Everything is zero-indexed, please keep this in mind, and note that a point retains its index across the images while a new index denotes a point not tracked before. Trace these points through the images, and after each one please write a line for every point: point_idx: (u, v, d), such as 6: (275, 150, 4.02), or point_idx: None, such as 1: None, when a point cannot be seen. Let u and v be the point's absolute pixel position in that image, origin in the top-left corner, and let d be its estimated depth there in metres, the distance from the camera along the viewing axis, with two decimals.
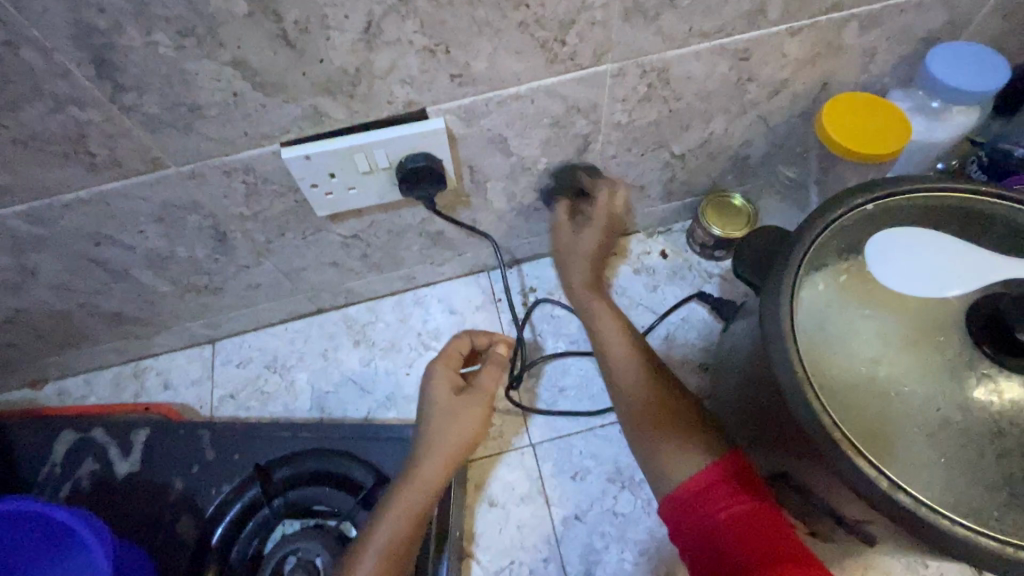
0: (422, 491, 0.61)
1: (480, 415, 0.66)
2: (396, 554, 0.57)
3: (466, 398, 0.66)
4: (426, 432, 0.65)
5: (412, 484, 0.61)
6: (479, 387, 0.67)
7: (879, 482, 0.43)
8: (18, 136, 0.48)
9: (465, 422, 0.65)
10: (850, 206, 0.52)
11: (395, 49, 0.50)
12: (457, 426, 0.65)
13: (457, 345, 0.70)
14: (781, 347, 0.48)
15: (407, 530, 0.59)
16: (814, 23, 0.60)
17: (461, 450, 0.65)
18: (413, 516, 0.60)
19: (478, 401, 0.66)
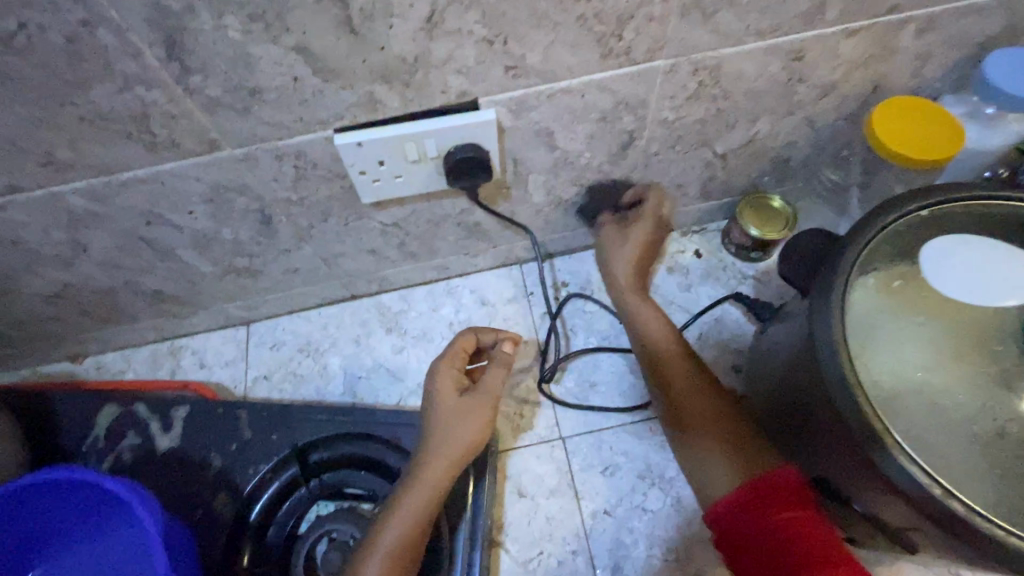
0: (427, 495, 0.60)
1: (486, 417, 0.64)
2: (400, 559, 0.57)
3: (467, 402, 0.65)
4: (430, 435, 0.64)
5: (417, 488, 0.60)
6: (484, 388, 0.66)
7: (932, 489, 0.43)
8: (86, 114, 0.49)
9: (471, 423, 0.64)
10: (904, 212, 0.51)
11: (454, 39, 0.50)
12: (461, 428, 0.63)
13: (460, 346, 0.68)
14: (831, 351, 0.48)
15: (413, 535, 0.58)
16: (871, 24, 0.59)
17: (467, 452, 0.63)
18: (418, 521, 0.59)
19: (481, 404, 0.65)
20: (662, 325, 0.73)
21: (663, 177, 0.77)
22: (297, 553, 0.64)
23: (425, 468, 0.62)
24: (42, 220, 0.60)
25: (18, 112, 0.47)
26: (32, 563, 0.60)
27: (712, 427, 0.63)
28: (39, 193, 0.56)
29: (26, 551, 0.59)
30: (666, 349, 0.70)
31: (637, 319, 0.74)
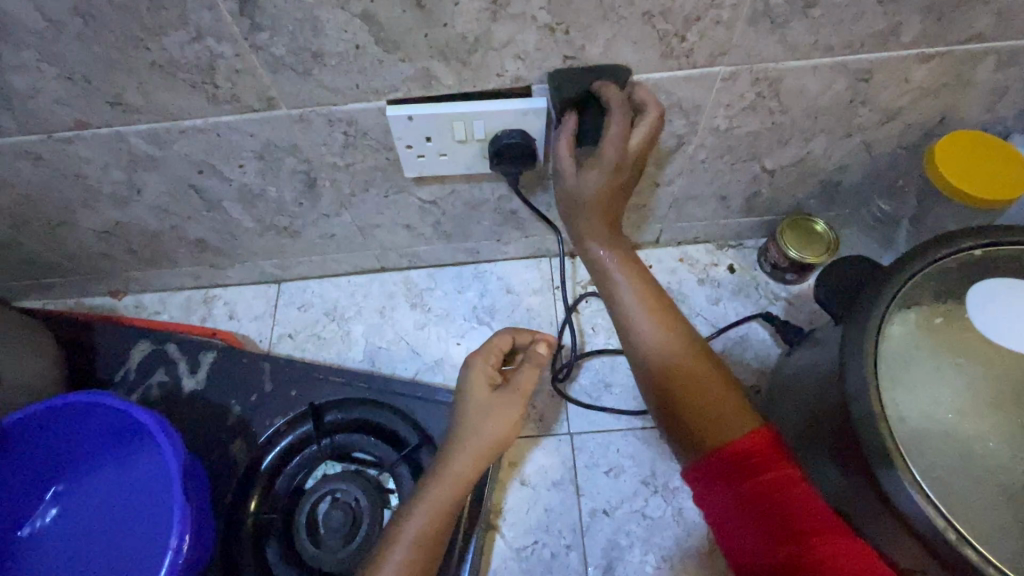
0: (451, 491, 0.60)
1: (513, 414, 0.63)
2: (423, 552, 0.57)
3: (498, 399, 0.64)
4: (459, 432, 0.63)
5: (441, 484, 0.60)
6: (517, 387, 0.64)
7: (946, 533, 0.42)
8: (157, 59, 0.51)
9: (500, 420, 0.63)
10: (959, 247, 0.50)
11: (517, 23, 0.50)
12: (487, 426, 0.62)
13: (498, 346, 0.67)
14: (860, 383, 0.47)
15: (440, 524, 0.59)
16: (947, 51, 0.56)
17: (493, 451, 0.62)
18: (443, 511, 0.59)
19: (512, 403, 0.63)
20: (650, 311, 0.59)
21: (706, 187, 0.76)
22: (301, 507, 0.66)
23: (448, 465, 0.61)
24: (104, 157, 0.62)
25: (94, 51, 0.50)
26: (56, 479, 0.62)
27: (722, 430, 0.52)
28: (104, 131, 0.59)
29: (55, 466, 0.62)
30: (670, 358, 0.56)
31: (615, 293, 0.60)
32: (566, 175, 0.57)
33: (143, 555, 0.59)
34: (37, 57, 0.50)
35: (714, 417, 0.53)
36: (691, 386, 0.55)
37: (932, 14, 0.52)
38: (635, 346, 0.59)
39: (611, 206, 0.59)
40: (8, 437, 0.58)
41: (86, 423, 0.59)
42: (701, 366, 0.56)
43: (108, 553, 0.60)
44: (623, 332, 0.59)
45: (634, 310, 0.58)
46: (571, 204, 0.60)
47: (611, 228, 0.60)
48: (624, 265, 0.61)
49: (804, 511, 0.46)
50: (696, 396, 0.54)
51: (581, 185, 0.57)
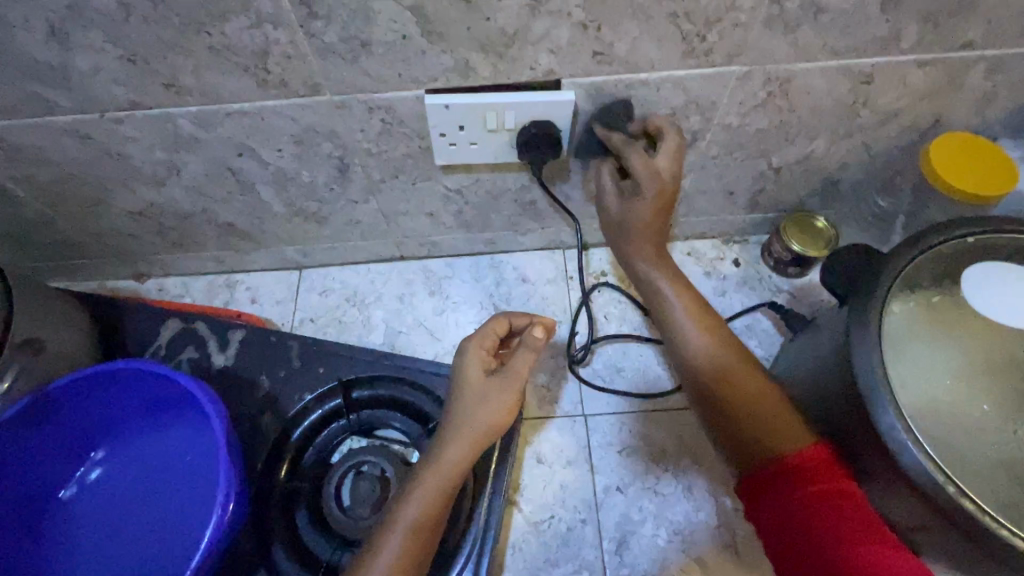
0: (446, 476, 0.61)
1: (507, 401, 0.63)
2: (421, 535, 0.58)
3: (488, 387, 0.64)
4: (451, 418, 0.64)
5: (435, 469, 0.61)
6: (509, 374, 0.64)
7: (946, 486, 0.47)
8: (215, 43, 0.54)
9: (493, 405, 0.63)
10: (953, 235, 0.55)
11: (553, 19, 0.54)
12: (478, 410, 0.63)
13: (490, 334, 0.67)
14: (867, 356, 0.52)
15: (435, 508, 0.59)
16: (942, 58, 0.62)
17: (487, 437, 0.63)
18: (438, 496, 0.60)
19: (506, 389, 0.64)
20: (719, 347, 0.65)
21: (716, 182, 0.81)
22: (329, 478, 0.68)
23: (441, 451, 0.62)
24: (150, 137, 0.65)
25: (157, 33, 0.53)
26: (100, 442, 0.67)
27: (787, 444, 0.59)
28: (154, 112, 0.62)
29: (99, 431, 0.67)
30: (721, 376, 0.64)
31: (666, 303, 0.69)
32: (614, 203, 0.69)
33: (193, 509, 0.64)
34: (104, 38, 0.53)
35: (766, 425, 0.60)
36: (750, 403, 0.62)
37: (929, 22, 0.57)
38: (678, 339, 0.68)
39: (657, 227, 0.68)
40: (65, 398, 0.61)
41: (135, 387, 0.63)
42: (757, 387, 0.63)
43: (160, 505, 0.65)
44: (676, 352, 0.68)
45: (698, 340, 0.66)
46: (619, 230, 0.70)
47: (657, 249, 0.69)
48: (674, 284, 0.69)
49: (856, 515, 0.52)
50: (761, 411, 0.61)
51: (629, 212, 0.67)
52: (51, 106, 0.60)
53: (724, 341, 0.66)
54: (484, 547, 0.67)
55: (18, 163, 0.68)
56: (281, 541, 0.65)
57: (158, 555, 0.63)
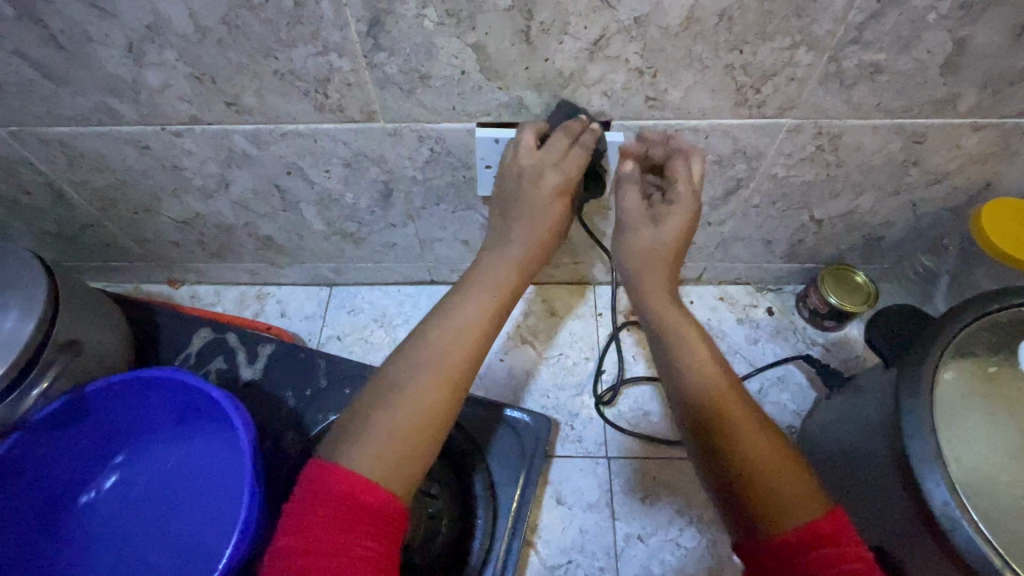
0: (504, 274, 0.60)
1: (488, 304, 0.58)
2: (481, 330, 0.56)
3: (523, 214, 0.60)
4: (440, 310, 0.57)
5: (439, 348, 0.54)
6: (532, 199, 0.59)
7: (1004, 572, 0.44)
8: (281, 68, 0.56)
9: (473, 303, 0.57)
10: (1013, 302, 0.53)
11: (611, 63, 0.55)
12: (496, 274, 0.59)
13: (528, 130, 0.59)
14: (918, 424, 0.50)
15: (492, 307, 0.58)
16: (999, 123, 0.61)
17: (476, 342, 0.55)
18: (494, 302, 0.58)
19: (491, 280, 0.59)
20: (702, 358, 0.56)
21: (755, 229, 0.80)
22: None
23: (439, 328, 0.55)
24: (205, 152, 0.67)
25: (228, 56, 0.55)
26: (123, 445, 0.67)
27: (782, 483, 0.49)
28: (212, 128, 0.64)
29: (124, 435, 0.67)
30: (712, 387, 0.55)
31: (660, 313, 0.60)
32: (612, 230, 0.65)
33: (213, 522, 0.64)
34: (176, 57, 0.55)
35: (784, 494, 0.48)
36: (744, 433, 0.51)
37: (988, 88, 0.57)
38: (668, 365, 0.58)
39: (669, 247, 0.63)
40: (97, 401, 0.62)
41: (166, 395, 0.63)
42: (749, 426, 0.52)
43: (178, 516, 0.65)
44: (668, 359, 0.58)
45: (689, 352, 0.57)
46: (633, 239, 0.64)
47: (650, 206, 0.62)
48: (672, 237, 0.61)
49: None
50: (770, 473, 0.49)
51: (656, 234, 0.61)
52: (117, 117, 0.62)
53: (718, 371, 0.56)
54: None
55: (77, 167, 0.70)
56: None
57: (173, 569, 0.62)
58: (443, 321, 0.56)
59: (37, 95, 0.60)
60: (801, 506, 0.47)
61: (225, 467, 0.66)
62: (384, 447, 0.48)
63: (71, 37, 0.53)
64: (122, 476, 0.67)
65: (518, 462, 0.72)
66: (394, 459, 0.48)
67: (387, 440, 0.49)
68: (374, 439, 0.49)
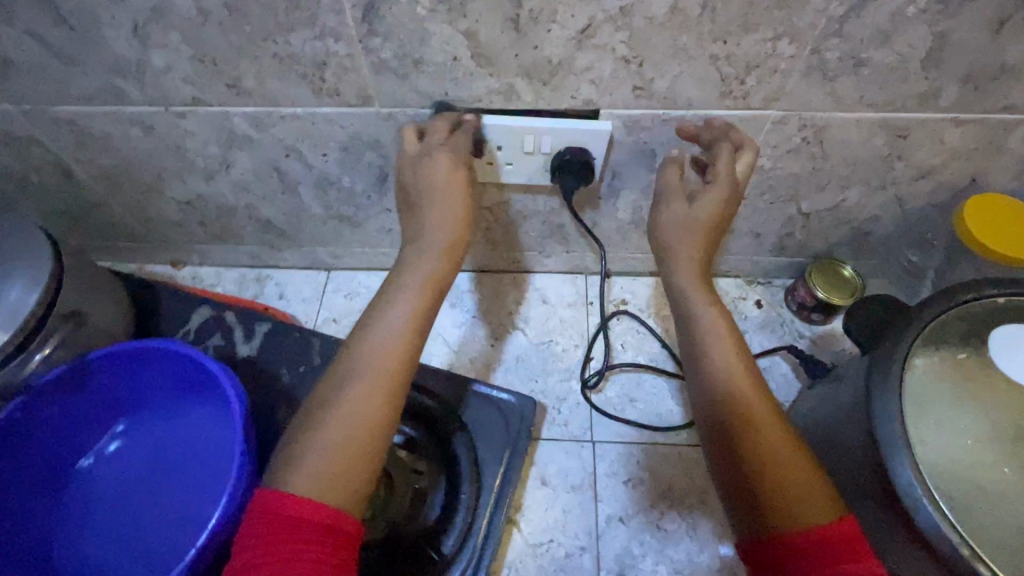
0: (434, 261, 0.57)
1: (413, 307, 0.55)
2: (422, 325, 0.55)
3: (426, 211, 0.58)
4: (366, 318, 0.55)
5: (374, 351, 0.53)
6: (424, 184, 0.57)
7: (961, 548, 0.45)
8: (280, 51, 0.58)
9: (407, 303, 0.55)
10: (981, 294, 0.55)
11: (598, 52, 0.57)
12: (427, 248, 0.57)
13: (411, 132, 0.61)
14: (886, 408, 0.51)
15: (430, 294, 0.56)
16: (981, 118, 0.62)
17: (410, 347, 0.54)
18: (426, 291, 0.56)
19: (415, 281, 0.55)
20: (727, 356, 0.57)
21: (743, 222, 0.81)
22: None
23: (373, 330, 0.54)
24: (207, 133, 0.70)
25: (229, 38, 0.57)
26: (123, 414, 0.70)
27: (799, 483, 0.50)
28: (214, 109, 0.66)
29: (124, 403, 0.69)
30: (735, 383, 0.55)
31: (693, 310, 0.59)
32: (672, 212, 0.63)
33: (207, 489, 0.66)
34: (180, 39, 0.57)
35: (796, 492, 0.49)
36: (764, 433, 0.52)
37: (969, 83, 0.58)
38: (695, 359, 0.58)
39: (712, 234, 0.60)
40: (99, 369, 0.65)
41: (166, 366, 0.66)
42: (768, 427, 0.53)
43: (173, 483, 0.67)
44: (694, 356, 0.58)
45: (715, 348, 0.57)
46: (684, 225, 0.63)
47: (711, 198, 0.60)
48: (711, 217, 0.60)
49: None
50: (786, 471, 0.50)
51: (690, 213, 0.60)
52: (123, 97, 0.65)
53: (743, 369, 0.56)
54: (482, 562, 0.67)
55: (84, 146, 0.73)
56: None
57: (167, 533, 0.65)
58: (379, 323, 0.54)
59: (47, 74, 0.62)
60: (812, 505, 0.48)
61: (219, 437, 0.68)
62: (328, 460, 0.47)
63: (79, 18, 0.56)
64: (121, 443, 0.70)
65: (503, 441, 0.74)
66: (337, 473, 0.47)
67: (329, 455, 0.48)
68: (322, 453, 0.48)
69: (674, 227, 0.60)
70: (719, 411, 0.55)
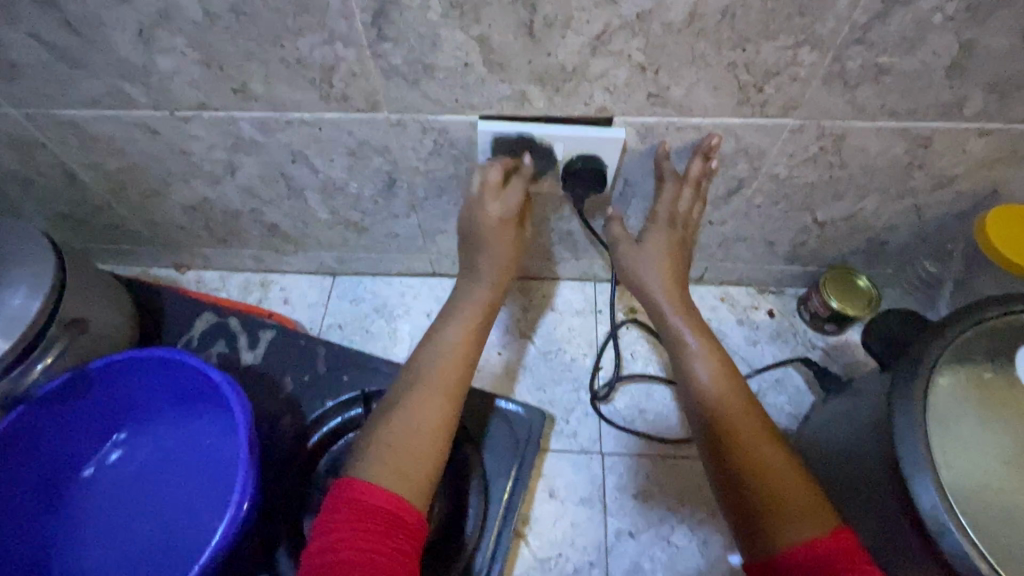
0: (484, 291, 0.68)
1: (466, 328, 0.65)
2: (472, 342, 0.65)
3: (482, 256, 0.69)
4: (428, 338, 0.65)
5: (437, 363, 0.62)
6: (481, 230, 0.67)
7: (989, 575, 0.44)
8: (287, 56, 0.57)
9: (461, 325, 0.66)
10: (1010, 310, 0.54)
11: (613, 59, 0.55)
12: (478, 278, 0.69)
13: (492, 171, 0.63)
14: (908, 427, 0.50)
15: (478, 320, 0.67)
16: (1005, 128, 0.60)
17: (464, 360, 0.63)
18: (475, 319, 0.67)
19: (468, 310, 0.67)
20: (718, 378, 0.61)
21: (757, 230, 0.80)
22: None
23: (431, 348, 0.63)
24: (213, 138, 0.68)
25: (236, 42, 0.56)
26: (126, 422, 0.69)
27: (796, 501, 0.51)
28: (220, 114, 0.65)
29: (126, 412, 0.68)
30: (726, 404, 0.58)
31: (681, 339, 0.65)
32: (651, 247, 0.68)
33: (210, 500, 0.65)
34: (186, 43, 0.56)
35: (791, 509, 0.50)
36: (758, 451, 0.54)
37: (994, 92, 0.56)
38: (687, 386, 0.62)
39: (678, 267, 0.69)
40: (99, 378, 0.63)
41: (169, 375, 0.65)
42: (763, 446, 0.55)
43: (176, 494, 0.66)
44: (685, 380, 0.63)
45: (702, 372, 0.61)
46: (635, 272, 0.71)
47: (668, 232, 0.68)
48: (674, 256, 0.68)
49: None
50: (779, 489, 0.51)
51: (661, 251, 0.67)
52: (127, 101, 0.64)
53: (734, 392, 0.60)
54: None
55: (89, 150, 0.72)
56: (287, 544, 0.65)
57: (169, 545, 0.63)
58: (438, 343, 0.64)
59: (51, 77, 0.61)
60: (806, 522, 0.49)
61: (223, 447, 0.67)
62: (398, 454, 0.54)
63: (84, 21, 0.54)
64: (124, 452, 0.69)
65: (510, 454, 0.72)
66: (402, 465, 0.53)
67: (398, 451, 0.54)
68: (389, 454, 0.54)
69: (655, 273, 0.68)
70: (713, 437, 0.57)
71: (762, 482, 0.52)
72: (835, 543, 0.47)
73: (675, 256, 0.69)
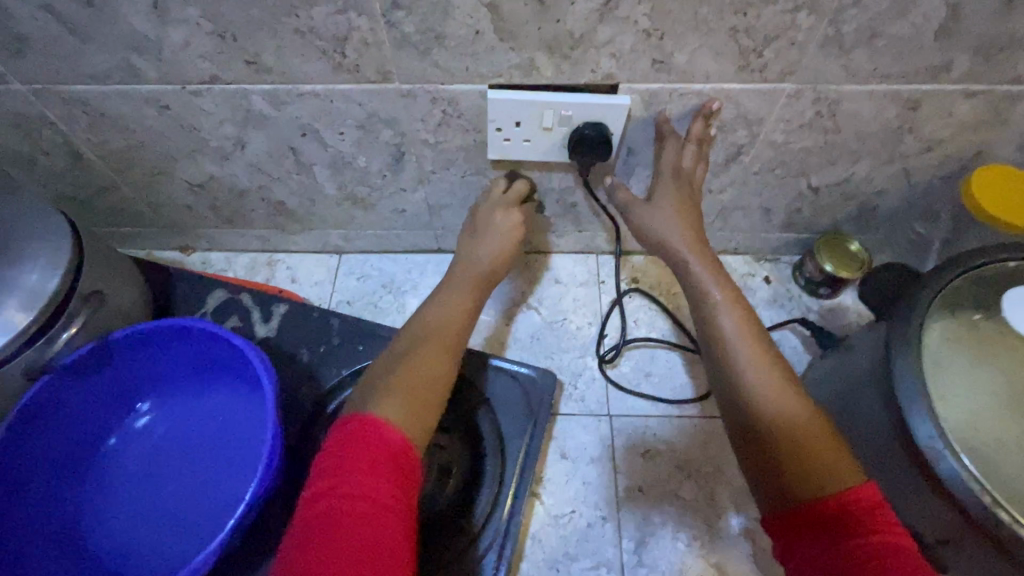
0: (479, 265, 0.70)
1: (466, 299, 0.67)
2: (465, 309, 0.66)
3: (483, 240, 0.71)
4: (417, 314, 0.67)
5: (431, 329, 0.63)
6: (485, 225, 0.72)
7: (982, 496, 0.47)
8: (301, 26, 0.58)
9: (455, 296, 0.67)
10: (996, 260, 0.57)
11: (620, 25, 0.57)
12: (476, 259, 0.70)
13: (501, 181, 0.76)
14: (905, 367, 0.53)
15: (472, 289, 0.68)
16: (989, 90, 0.64)
17: (462, 325, 0.65)
18: (472, 290, 0.68)
19: (464, 280, 0.69)
20: (745, 335, 0.61)
21: (754, 198, 0.83)
22: None
23: (425, 314, 0.65)
24: (223, 113, 0.69)
25: (250, 12, 0.57)
26: (148, 393, 0.70)
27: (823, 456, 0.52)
28: (232, 88, 0.65)
29: (148, 383, 0.70)
30: (753, 360, 0.59)
31: (709, 295, 0.65)
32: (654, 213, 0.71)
33: (236, 465, 0.67)
34: (200, 14, 0.57)
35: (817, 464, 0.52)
36: (786, 409, 0.56)
37: (979, 54, 0.59)
38: (713, 340, 0.63)
39: (696, 228, 0.69)
40: (122, 348, 0.64)
41: (191, 345, 0.66)
42: (789, 402, 0.56)
43: (200, 462, 0.68)
44: (712, 336, 0.63)
45: (731, 329, 0.62)
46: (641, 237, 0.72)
47: (679, 194, 0.69)
48: (685, 215, 0.68)
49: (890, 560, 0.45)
50: (808, 443, 0.53)
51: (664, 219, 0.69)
52: (139, 75, 0.64)
53: (761, 350, 0.60)
54: (508, 533, 0.68)
55: (96, 127, 0.72)
56: None
57: (197, 509, 0.65)
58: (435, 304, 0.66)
59: (61, 51, 0.61)
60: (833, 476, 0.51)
61: (247, 414, 0.69)
62: (404, 398, 0.55)
63: None
64: (148, 421, 0.70)
65: (525, 414, 0.75)
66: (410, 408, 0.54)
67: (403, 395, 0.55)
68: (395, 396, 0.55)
69: (678, 227, 0.68)
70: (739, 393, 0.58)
71: (786, 437, 0.54)
72: (860, 500, 0.49)
73: (683, 211, 0.68)
